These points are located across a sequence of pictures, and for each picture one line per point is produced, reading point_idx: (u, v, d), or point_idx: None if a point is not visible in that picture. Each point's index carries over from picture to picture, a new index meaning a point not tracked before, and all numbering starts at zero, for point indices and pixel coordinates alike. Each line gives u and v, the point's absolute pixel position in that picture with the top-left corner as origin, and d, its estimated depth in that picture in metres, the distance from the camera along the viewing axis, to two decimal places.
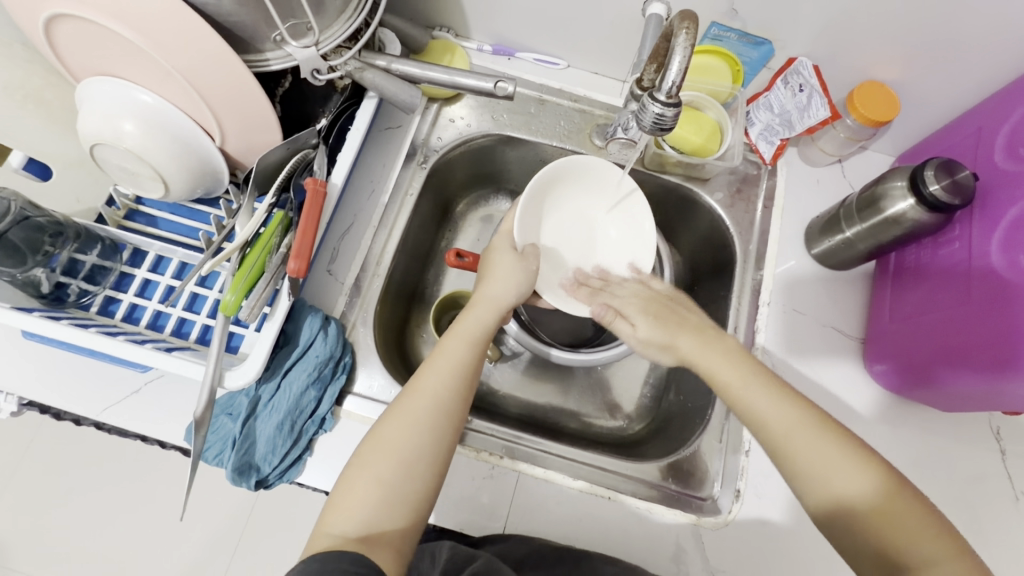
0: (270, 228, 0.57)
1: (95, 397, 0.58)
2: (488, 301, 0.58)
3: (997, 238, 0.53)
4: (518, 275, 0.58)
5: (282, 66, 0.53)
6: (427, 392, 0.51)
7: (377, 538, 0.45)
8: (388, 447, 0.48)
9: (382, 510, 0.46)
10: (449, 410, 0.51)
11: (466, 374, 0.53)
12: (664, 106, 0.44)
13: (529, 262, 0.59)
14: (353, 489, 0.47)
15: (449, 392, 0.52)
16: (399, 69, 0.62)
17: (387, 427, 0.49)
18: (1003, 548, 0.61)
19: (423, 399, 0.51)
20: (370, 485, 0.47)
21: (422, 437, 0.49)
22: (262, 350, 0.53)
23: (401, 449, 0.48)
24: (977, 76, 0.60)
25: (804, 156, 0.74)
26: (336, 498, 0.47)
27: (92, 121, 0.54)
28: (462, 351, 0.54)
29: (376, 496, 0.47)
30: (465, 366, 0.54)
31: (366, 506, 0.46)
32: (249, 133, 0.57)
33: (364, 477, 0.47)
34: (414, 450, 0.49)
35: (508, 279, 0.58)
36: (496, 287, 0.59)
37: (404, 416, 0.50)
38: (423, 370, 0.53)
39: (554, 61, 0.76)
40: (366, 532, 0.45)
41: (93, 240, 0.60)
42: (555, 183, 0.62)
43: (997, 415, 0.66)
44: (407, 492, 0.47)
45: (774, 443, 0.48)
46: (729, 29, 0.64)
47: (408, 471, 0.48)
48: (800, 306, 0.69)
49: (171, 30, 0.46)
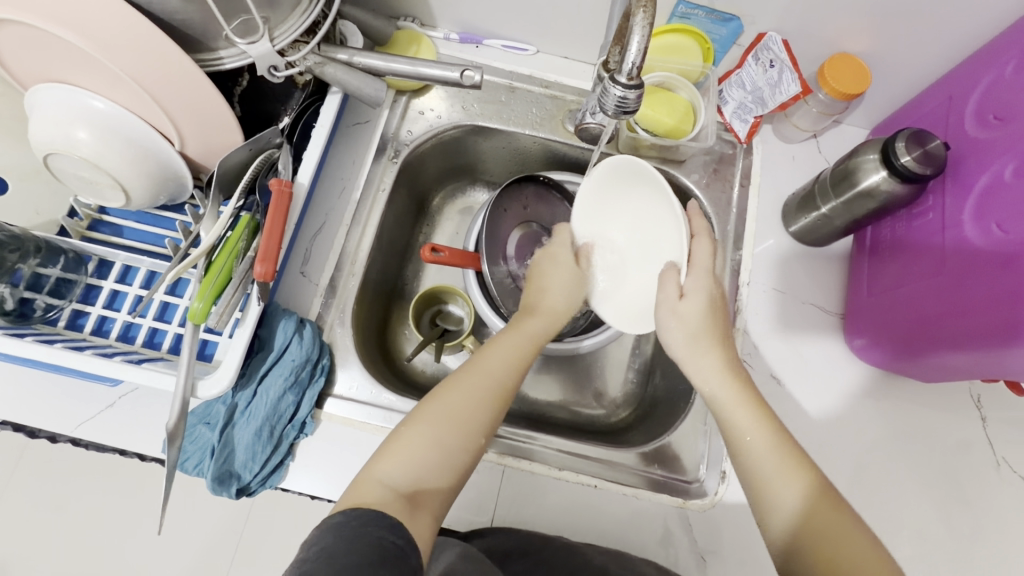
0: (236, 232, 0.55)
1: (69, 414, 0.57)
2: (550, 305, 0.58)
3: (970, 207, 0.53)
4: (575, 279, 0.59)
5: (238, 64, 0.52)
6: (490, 371, 0.51)
7: (424, 495, 0.44)
8: (444, 405, 0.48)
9: (431, 468, 0.45)
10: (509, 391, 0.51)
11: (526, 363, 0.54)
12: (626, 89, 0.43)
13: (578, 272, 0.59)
14: (408, 440, 0.46)
15: (510, 375, 0.52)
16: (362, 62, 0.60)
17: (451, 391, 0.49)
18: (983, 514, 0.62)
19: (488, 375, 0.51)
20: (426, 439, 0.46)
21: (484, 411, 0.49)
22: (234, 357, 0.52)
23: (462, 414, 0.48)
24: (947, 43, 0.59)
25: (778, 133, 0.73)
26: (383, 451, 0.46)
27: (44, 129, 0.52)
28: (524, 344, 0.55)
29: (432, 454, 0.46)
30: (524, 357, 0.54)
31: (420, 462, 0.45)
32: (209, 135, 0.56)
33: (419, 430, 0.47)
34: (474, 418, 0.49)
35: (565, 282, 0.59)
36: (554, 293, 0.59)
37: (465, 386, 0.50)
38: (486, 350, 0.53)
39: (523, 47, 0.74)
40: (413, 489, 0.44)
41: (56, 254, 0.58)
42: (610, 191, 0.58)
43: (977, 383, 0.66)
44: (459, 457, 0.47)
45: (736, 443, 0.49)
46: (697, 6, 0.62)
47: (465, 438, 0.48)
48: (781, 285, 0.69)
49: (115, 33, 0.44)
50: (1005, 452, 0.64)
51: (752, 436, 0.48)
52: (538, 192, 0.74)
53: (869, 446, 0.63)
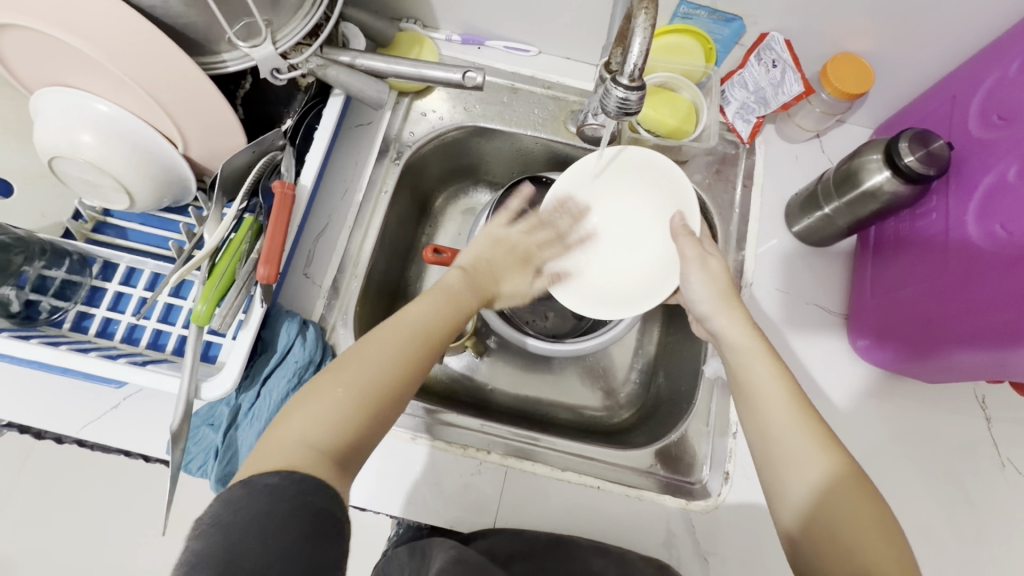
0: (239, 235, 0.55)
1: (75, 415, 0.57)
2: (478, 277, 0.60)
3: (974, 207, 0.53)
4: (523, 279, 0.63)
5: (240, 67, 0.52)
6: (410, 322, 0.51)
7: (345, 450, 0.43)
8: (360, 359, 0.47)
9: (351, 420, 0.44)
10: (430, 340, 0.51)
11: (448, 319, 0.54)
12: (628, 90, 0.43)
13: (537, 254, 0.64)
14: (324, 395, 0.44)
15: (432, 326, 0.52)
16: (364, 65, 0.60)
17: (366, 345, 0.48)
18: (988, 515, 0.61)
19: (404, 330, 0.50)
20: (342, 393, 0.44)
21: (403, 363, 0.49)
22: (238, 359, 0.53)
23: (381, 368, 0.47)
24: (952, 42, 0.59)
25: (781, 134, 0.73)
26: (299, 407, 0.44)
27: (49, 133, 0.52)
28: (444, 299, 0.55)
29: (356, 405, 0.44)
30: (447, 311, 0.55)
31: (339, 415, 0.43)
32: (212, 138, 0.56)
33: (340, 382, 0.45)
34: (392, 369, 0.47)
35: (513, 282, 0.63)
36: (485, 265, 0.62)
37: (384, 337, 0.49)
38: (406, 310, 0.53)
39: (525, 48, 0.74)
40: (339, 443, 0.43)
41: (61, 256, 0.59)
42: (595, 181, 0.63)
43: (982, 384, 0.66)
44: (381, 410, 0.46)
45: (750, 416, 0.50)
46: (699, 6, 0.62)
47: (383, 390, 0.46)
48: (785, 285, 0.69)
49: (120, 37, 0.45)
50: (1010, 453, 0.64)
51: (767, 393, 0.49)
52: (541, 193, 0.74)
53: (873, 447, 0.63)
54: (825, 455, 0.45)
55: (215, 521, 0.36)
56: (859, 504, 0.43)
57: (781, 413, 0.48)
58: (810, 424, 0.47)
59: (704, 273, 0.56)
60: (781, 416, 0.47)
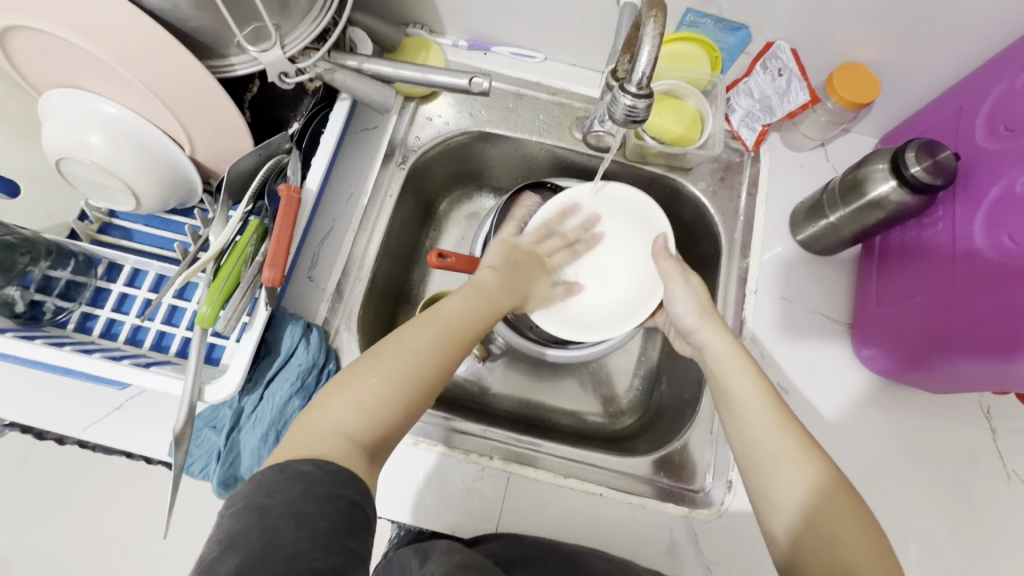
0: (245, 237, 0.55)
1: (77, 416, 0.57)
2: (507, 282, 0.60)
3: (981, 217, 0.53)
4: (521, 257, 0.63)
5: (249, 70, 0.52)
6: (445, 317, 0.51)
7: (377, 447, 0.44)
8: (404, 359, 0.47)
9: (390, 420, 0.44)
10: (464, 337, 0.51)
11: (483, 316, 0.54)
12: (636, 98, 0.43)
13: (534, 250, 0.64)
14: (367, 392, 0.44)
15: (467, 321, 0.52)
16: (371, 69, 0.61)
17: (412, 345, 0.48)
18: (993, 527, 0.61)
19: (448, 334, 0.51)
20: (390, 394, 0.45)
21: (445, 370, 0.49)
22: (242, 361, 0.53)
23: (427, 371, 0.48)
24: (957, 53, 0.59)
25: (787, 142, 0.73)
26: (333, 399, 0.44)
27: (57, 134, 0.53)
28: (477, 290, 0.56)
29: (392, 396, 0.45)
30: (479, 304, 0.55)
31: (380, 413, 0.44)
32: (219, 141, 0.56)
33: (375, 373, 0.45)
34: (436, 376, 0.48)
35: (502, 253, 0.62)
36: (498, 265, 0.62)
37: (418, 330, 0.49)
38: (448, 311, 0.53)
39: (531, 54, 0.75)
40: (373, 434, 0.43)
41: (66, 257, 0.59)
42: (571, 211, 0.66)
43: (987, 394, 0.66)
44: (416, 411, 0.47)
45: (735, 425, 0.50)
46: (705, 15, 0.63)
47: (423, 397, 0.47)
48: (789, 293, 0.68)
49: (129, 40, 0.45)
50: (1016, 464, 0.63)
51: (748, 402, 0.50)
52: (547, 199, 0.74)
53: (877, 457, 0.63)
54: (804, 458, 0.45)
55: (248, 504, 0.36)
56: (845, 510, 0.43)
57: (760, 422, 0.48)
58: (789, 429, 0.47)
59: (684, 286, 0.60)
60: (752, 420, 0.49)
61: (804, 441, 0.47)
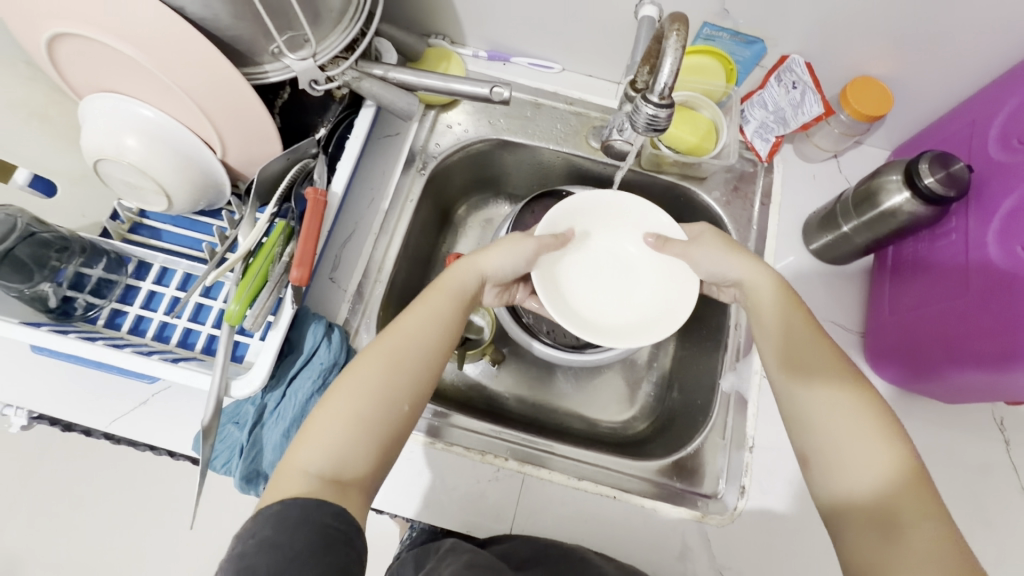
0: (272, 237, 0.57)
1: (103, 409, 0.58)
2: (477, 266, 0.57)
3: (995, 229, 0.53)
4: (509, 251, 0.57)
5: (281, 77, 0.54)
6: (408, 343, 0.51)
7: (349, 478, 0.45)
8: (356, 390, 0.47)
9: (354, 449, 0.45)
10: (425, 364, 0.51)
11: (449, 335, 0.53)
12: (658, 107, 0.45)
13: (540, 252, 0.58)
14: (324, 426, 0.45)
15: (429, 344, 0.52)
16: (396, 78, 0.63)
17: (363, 368, 0.48)
18: (1006, 538, 0.61)
19: (402, 343, 0.50)
20: (343, 422, 0.46)
21: (405, 380, 0.49)
22: (267, 358, 0.54)
23: (379, 390, 0.48)
24: (969, 69, 0.61)
25: (799, 153, 0.75)
26: (303, 436, 0.46)
27: (96, 136, 0.55)
28: (447, 309, 0.54)
29: (355, 433, 0.46)
30: (447, 325, 0.53)
31: (339, 444, 0.45)
32: (249, 145, 0.58)
33: (337, 408, 0.46)
34: (393, 390, 0.48)
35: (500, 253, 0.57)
36: (487, 261, 0.57)
37: (378, 359, 0.49)
38: (403, 319, 0.52)
39: (549, 65, 0.77)
40: (338, 474, 0.44)
41: (99, 255, 0.60)
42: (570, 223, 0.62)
43: (999, 406, 0.66)
44: (384, 431, 0.47)
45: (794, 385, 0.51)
46: (722, 29, 0.64)
47: (386, 415, 0.47)
48: (801, 302, 0.69)
49: (172, 48, 0.47)
50: None
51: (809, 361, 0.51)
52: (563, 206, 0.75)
53: None
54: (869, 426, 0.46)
55: (231, 554, 0.39)
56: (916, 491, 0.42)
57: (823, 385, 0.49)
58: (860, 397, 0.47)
59: (717, 250, 0.57)
60: (839, 409, 0.47)
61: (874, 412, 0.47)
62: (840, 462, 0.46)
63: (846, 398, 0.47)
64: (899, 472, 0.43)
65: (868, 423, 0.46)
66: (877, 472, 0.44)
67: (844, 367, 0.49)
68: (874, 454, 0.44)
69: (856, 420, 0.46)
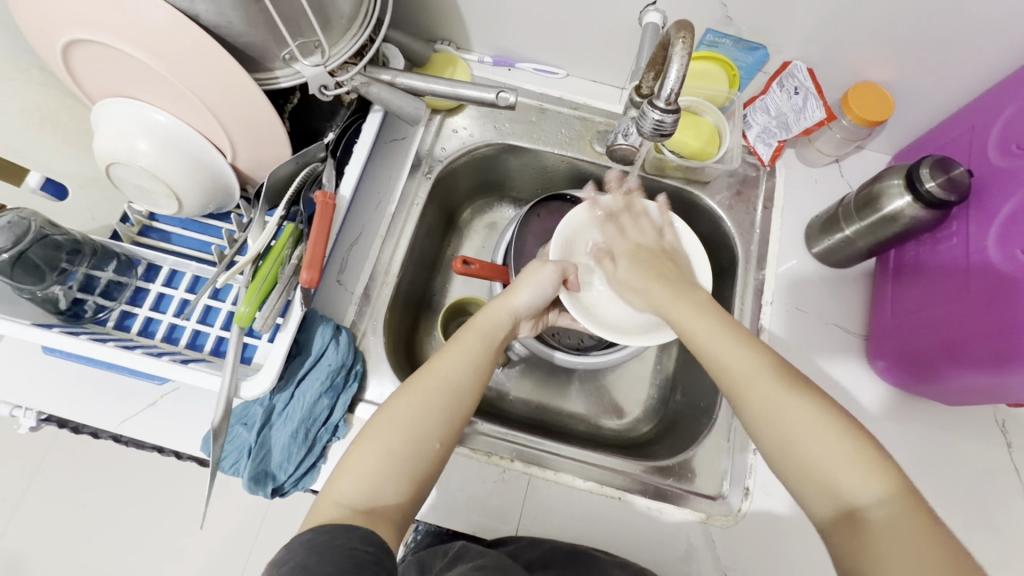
0: (282, 240, 0.58)
1: (113, 411, 0.59)
2: (507, 304, 0.58)
3: (994, 232, 0.54)
4: (536, 284, 0.58)
5: (291, 83, 0.55)
6: (442, 380, 0.51)
7: (378, 510, 0.45)
8: (390, 427, 0.48)
9: (386, 484, 0.46)
10: (459, 400, 0.50)
11: (481, 372, 0.53)
12: (664, 113, 0.46)
13: (561, 269, 0.59)
14: (359, 459, 0.46)
15: (462, 380, 0.51)
16: (403, 83, 0.63)
17: (398, 404, 0.49)
18: (1009, 540, 0.61)
19: (435, 381, 0.50)
20: (377, 456, 0.46)
21: (436, 416, 0.49)
22: (277, 360, 0.55)
23: (412, 425, 0.48)
24: (969, 75, 0.61)
25: (801, 157, 0.75)
26: (340, 470, 0.47)
27: (109, 141, 0.56)
28: (478, 346, 0.54)
29: (388, 468, 0.46)
30: (480, 363, 0.53)
31: (371, 477, 0.46)
32: (259, 149, 0.59)
33: (373, 445, 0.47)
34: (425, 428, 0.48)
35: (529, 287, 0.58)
36: (518, 298, 0.58)
37: (412, 394, 0.49)
38: (438, 357, 0.52)
39: (553, 71, 0.78)
40: (370, 506, 0.45)
41: (109, 257, 0.61)
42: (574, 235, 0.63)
43: (1001, 408, 0.66)
44: (415, 467, 0.47)
45: (743, 397, 0.48)
46: (724, 35, 0.65)
47: (417, 452, 0.47)
48: (804, 305, 0.70)
49: (186, 54, 0.48)
50: None
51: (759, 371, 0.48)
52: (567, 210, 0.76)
53: None
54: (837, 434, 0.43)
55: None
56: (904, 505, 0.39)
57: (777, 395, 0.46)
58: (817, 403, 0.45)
59: (670, 290, 0.55)
60: (801, 419, 0.44)
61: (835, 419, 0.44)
62: (815, 475, 0.43)
63: (810, 408, 0.45)
64: (879, 476, 0.41)
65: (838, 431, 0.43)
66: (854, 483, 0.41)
67: (783, 371, 0.48)
68: (849, 463, 0.42)
69: (822, 430, 0.44)
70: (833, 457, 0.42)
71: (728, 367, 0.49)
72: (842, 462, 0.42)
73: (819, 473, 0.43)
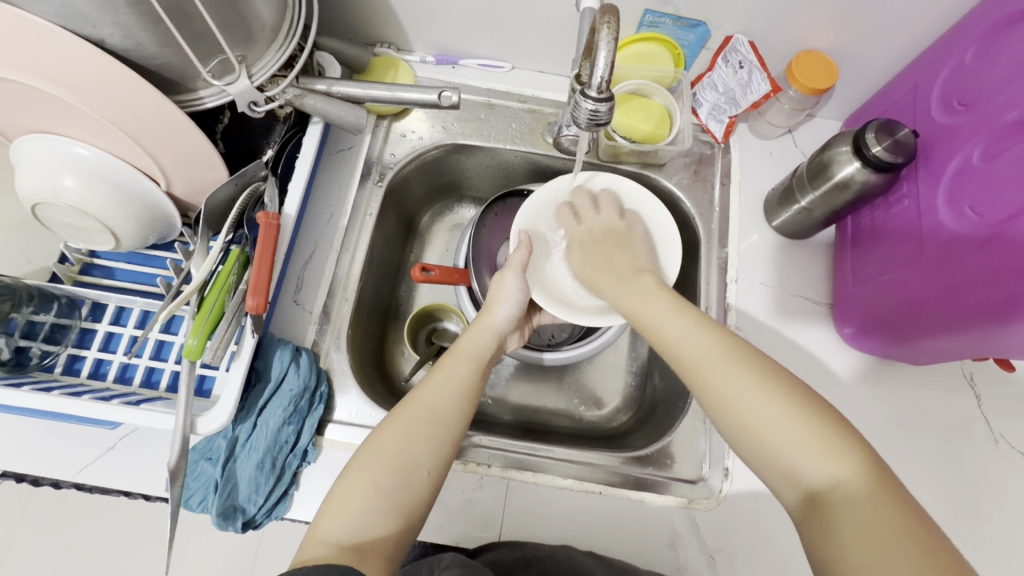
0: (227, 267, 0.56)
1: (70, 459, 0.57)
2: (488, 326, 0.58)
3: (943, 192, 0.54)
4: (510, 297, 0.59)
5: (217, 103, 0.53)
6: (427, 407, 0.49)
7: (368, 546, 0.43)
8: (382, 458, 0.46)
9: (374, 517, 0.44)
10: (444, 425, 0.49)
11: (466, 395, 0.52)
12: (597, 102, 0.45)
13: (523, 274, 0.60)
14: (346, 495, 0.45)
15: (447, 407, 0.50)
16: (340, 92, 0.61)
17: (383, 435, 0.47)
18: (986, 491, 0.62)
19: (420, 411, 0.49)
20: (365, 491, 0.45)
21: (421, 447, 0.47)
22: (232, 391, 0.53)
23: (397, 456, 0.46)
24: (908, 34, 0.61)
25: (754, 131, 0.75)
26: (326, 507, 0.45)
27: (31, 180, 0.53)
28: (463, 371, 0.53)
29: (374, 501, 0.44)
30: (465, 387, 0.52)
31: (358, 512, 0.44)
32: (193, 173, 0.57)
33: (360, 480, 0.45)
34: (412, 457, 0.47)
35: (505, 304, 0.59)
36: (499, 313, 0.59)
37: (397, 426, 0.48)
38: (422, 387, 0.51)
39: (498, 65, 0.76)
40: (359, 540, 0.43)
41: (48, 301, 0.59)
42: (540, 214, 0.64)
43: (968, 362, 0.67)
44: (404, 499, 0.45)
45: (701, 382, 0.47)
46: (663, 14, 0.64)
47: (405, 481, 0.46)
48: (769, 279, 0.70)
49: (96, 82, 0.46)
50: (1003, 428, 0.65)
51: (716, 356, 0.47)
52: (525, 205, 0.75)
53: (869, 430, 0.64)
54: (807, 426, 0.42)
55: None
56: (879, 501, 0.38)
57: (744, 387, 0.44)
58: (785, 394, 0.43)
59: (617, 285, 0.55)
60: (768, 418, 0.43)
61: (804, 410, 0.42)
62: (787, 472, 0.42)
63: (779, 405, 0.43)
64: (848, 469, 0.40)
65: (799, 407, 0.42)
66: (813, 461, 0.41)
67: (755, 359, 0.46)
68: (820, 457, 0.41)
69: (792, 423, 0.42)
70: (809, 458, 0.41)
71: (689, 356, 0.48)
72: (812, 452, 0.41)
73: (792, 467, 0.41)
